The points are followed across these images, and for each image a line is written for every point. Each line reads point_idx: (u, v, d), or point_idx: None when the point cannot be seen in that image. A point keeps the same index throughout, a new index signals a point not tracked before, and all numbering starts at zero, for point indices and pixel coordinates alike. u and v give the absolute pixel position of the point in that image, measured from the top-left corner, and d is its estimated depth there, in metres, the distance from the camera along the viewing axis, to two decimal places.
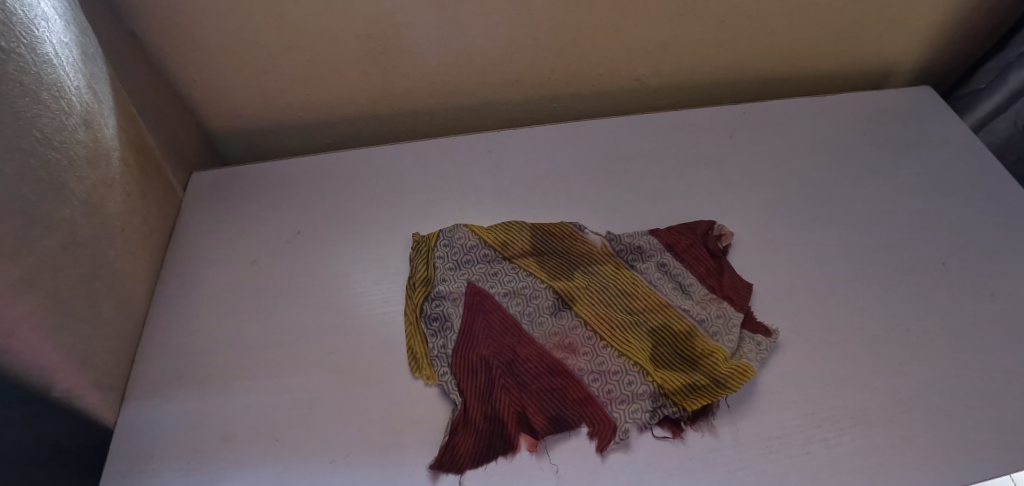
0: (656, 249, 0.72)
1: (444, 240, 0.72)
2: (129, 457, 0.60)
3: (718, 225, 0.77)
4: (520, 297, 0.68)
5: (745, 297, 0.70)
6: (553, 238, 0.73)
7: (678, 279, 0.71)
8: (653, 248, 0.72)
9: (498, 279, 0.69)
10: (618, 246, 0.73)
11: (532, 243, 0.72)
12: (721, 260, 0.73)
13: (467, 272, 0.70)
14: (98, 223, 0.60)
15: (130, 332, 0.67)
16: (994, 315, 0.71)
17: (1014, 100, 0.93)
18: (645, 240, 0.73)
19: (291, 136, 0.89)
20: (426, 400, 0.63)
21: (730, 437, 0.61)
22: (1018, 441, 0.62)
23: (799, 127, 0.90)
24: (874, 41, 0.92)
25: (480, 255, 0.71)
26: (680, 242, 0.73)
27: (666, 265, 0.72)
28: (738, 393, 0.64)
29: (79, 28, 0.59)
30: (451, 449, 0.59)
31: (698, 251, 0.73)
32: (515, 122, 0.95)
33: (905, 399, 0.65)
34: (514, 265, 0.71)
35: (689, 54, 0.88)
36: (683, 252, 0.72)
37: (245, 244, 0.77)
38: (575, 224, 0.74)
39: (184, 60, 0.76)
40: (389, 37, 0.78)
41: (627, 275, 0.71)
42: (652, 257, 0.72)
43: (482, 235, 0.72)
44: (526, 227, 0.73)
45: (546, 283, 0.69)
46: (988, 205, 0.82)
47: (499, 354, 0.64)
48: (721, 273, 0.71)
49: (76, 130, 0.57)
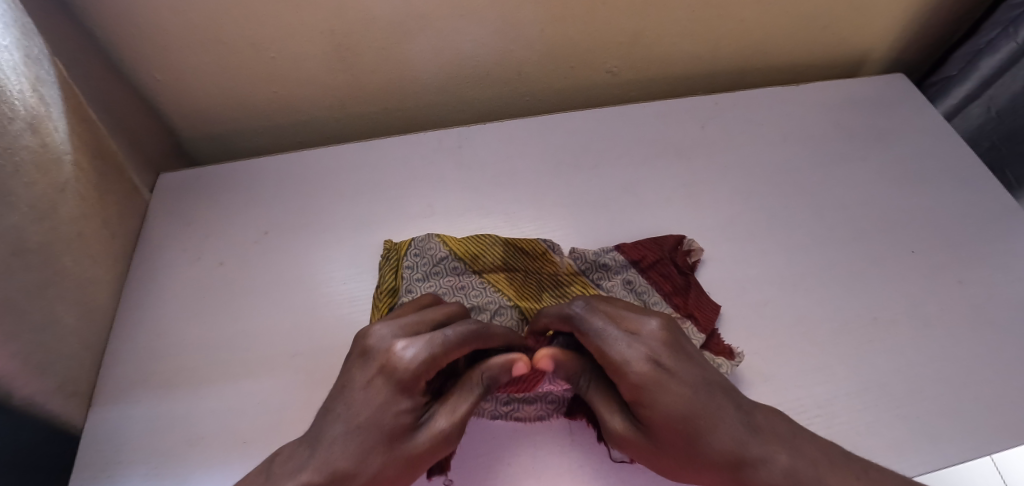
0: (622, 265, 0.70)
1: (415, 249, 0.69)
2: (95, 462, 0.60)
3: (688, 240, 0.74)
4: (485, 314, 0.64)
5: (710, 317, 0.67)
6: (525, 256, 0.70)
7: (643, 297, 0.68)
8: (618, 264, 0.70)
9: (464, 293, 0.66)
10: (583, 264, 0.70)
11: (503, 258, 0.69)
12: (689, 278, 0.71)
13: (435, 284, 0.67)
14: (51, 228, 0.59)
15: (95, 337, 0.67)
16: (961, 302, 0.72)
17: (987, 86, 0.94)
18: (610, 257, 0.70)
19: (260, 135, 0.88)
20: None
21: None
22: (980, 426, 0.63)
23: (772, 117, 0.90)
24: (846, 28, 0.92)
25: (450, 267, 0.68)
26: (646, 258, 0.70)
27: (633, 283, 0.69)
28: None
29: (21, 30, 0.58)
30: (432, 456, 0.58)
31: (663, 267, 0.70)
32: (489, 116, 0.94)
33: (870, 387, 0.65)
34: (483, 279, 0.67)
35: (660, 44, 0.88)
36: (648, 268, 0.70)
37: (213, 244, 0.76)
38: (548, 243, 0.71)
39: (143, 60, 0.75)
40: (353, 32, 0.76)
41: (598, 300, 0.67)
42: (617, 274, 0.70)
43: (452, 246, 0.69)
44: (498, 240, 0.70)
45: (512, 301, 0.65)
46: (958, 192, 0.82)
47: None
48: (686, 291, 0.69)
49: (22, 135, 0.56)
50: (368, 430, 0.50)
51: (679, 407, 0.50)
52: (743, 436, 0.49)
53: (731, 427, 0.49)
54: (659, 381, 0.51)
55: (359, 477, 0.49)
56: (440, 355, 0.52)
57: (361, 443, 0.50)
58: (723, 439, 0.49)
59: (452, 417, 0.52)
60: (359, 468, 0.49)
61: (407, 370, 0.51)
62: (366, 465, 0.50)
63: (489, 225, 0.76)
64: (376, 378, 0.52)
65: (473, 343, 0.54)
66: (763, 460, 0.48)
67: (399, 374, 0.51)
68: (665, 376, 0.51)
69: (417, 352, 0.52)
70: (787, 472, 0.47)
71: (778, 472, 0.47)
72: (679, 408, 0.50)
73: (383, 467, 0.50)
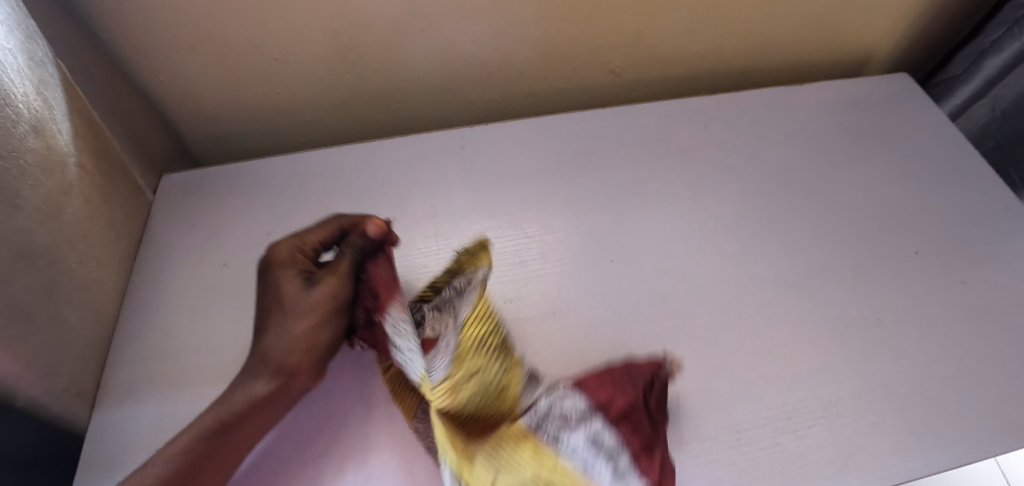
0: (584, 417, 0.52)
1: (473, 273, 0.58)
2: (98, 463, 0.60)
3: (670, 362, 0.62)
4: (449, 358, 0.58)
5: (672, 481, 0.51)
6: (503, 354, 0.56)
7: (610, 456, 0.49)
8: (582, 415, 0.52)
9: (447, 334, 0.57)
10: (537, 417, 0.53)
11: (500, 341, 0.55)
12: (659, 425, 0.55)
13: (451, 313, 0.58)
14: (56, 230, 0.60)
15: (99, 338, 0.67)
16: (966, 303, 0.72)
17: (992, 86, 0.93)
18: (571, 405, 0.53)
19: (263, 136, 0.88)
20: (349, 395, 0.63)
21: (696, 451, 0.59)
22: (986, 428, 0.62)
23: (775, 117, 0.89)
24: (850, 27, 0.92)
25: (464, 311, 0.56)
26: (614, 402, 0.53)
27: (600, 440, 0.50)
28: (708, 407, 0.62)
29: (25, 33, 0.58)
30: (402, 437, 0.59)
31: (633, 416, 0.53)
32: (491, 116, 0.94)
33: (875, 389, 0.65)
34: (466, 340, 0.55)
35: (663, 44, 0.88)
36: (619, 414, 0.52)
37: (216, 244, 0.76)
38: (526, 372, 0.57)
39: (148, 61, 0.75)
40: (356, 32, 0.76)
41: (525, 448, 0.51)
42: (579, 427, 0.51)
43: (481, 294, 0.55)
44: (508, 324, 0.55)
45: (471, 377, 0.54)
46: (963, 192, 0.82)
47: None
48: (652, 451, 0.51)
49: (26, 137, 0.56)
50: (275, 306, 0.60)
51: None
52: None
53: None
54: None
55: (282, 341, 0.58)
56: (306, 237, 0.63)
57: (276, 317, 0.59)
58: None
59: (336, 274, 0.59)
60: (280, 335, 0.58)
61: (283, 253, 0.62)
62: (284, 329, 0.58)
63: (492, 227, 0.76)
64: (267, 273, 0.62)
65: (327, 223, 0.63)
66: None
67: (275, 259, 0.62)
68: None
69: (290, 240, 0.63)
70: None
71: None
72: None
73: (290, 331, 0.58)
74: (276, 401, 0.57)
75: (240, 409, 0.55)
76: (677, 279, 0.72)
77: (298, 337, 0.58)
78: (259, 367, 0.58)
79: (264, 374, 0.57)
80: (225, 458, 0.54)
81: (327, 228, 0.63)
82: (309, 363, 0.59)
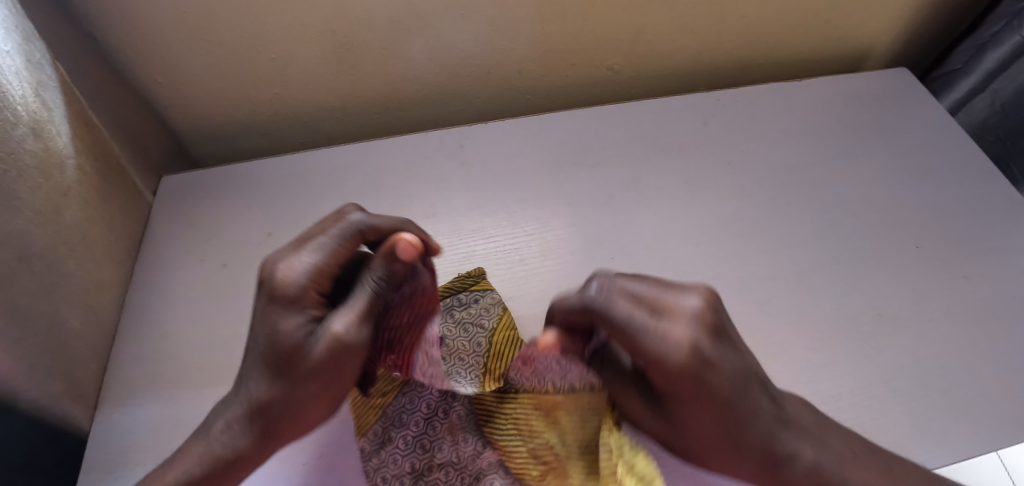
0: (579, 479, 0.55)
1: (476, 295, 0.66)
2: (101, 464, 0.60)
3: None
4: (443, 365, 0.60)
5: None
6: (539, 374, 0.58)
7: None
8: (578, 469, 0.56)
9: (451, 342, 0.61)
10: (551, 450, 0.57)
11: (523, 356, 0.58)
12: None
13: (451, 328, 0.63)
14: (55, 232, 0.60)
15: (100, 340, 0.67)
16: (967, 297, 0.71)
17: (991, 80, 0.93)
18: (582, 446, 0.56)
19: (262, 137, 0.88)
20: None
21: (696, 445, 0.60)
22: (987, 422, 0.62)
23: (774, 112, 0.89)
24: (848, 22, 0.91)
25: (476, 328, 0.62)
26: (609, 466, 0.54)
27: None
28: None
29: (22, 36, 0.58)
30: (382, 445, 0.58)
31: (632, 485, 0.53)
32: (490, 115, 0.94)
33: (876, 384, 0.65)
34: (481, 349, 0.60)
35: (661, 41, 0.88)
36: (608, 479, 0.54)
37: (217, 246, 0.76)
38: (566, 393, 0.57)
39: (145, 63, 0.75)
40: (353, 32, 0.76)
41: (553, 466, 0.56)
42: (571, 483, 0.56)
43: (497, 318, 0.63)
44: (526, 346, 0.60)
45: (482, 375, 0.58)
46: (963, 186, 0.82)
47: (408, 406, 0.61)
48: None
49: (25, 139, 0.56)
50: (269, 354, 0.49)
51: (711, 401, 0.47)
52: (777, 434, 0.47)
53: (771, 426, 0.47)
54: (705, 387, 0.43)
55: (273, 405, 0.50)
56: (320, 260, 0.50)
57: (266, 372, 0.49)
58: (724, 448, 0.47)
59: (349, 329, 0.48)
60: (276, 398, 0.49)
61: (288, 287, 0.49)
62: (279, 391, 0.49)
63: (492, 225, 0.76)
64: (265, 303, 0.49)
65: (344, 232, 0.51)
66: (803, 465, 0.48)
67: (280, 289, 0.49)
68: (705, 382, 0.43)
69: (298, 265, 0.49)
70: (812, 470, 0.48)
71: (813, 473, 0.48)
72: (712, 408, 0.44)
73: (296, 390, 0.49)
74: (256, 458, 0.52)
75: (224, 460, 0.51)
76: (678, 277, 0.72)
77: (292, 401, 0.50)
78: (243, 422, 0.51)
79: (248, 435, 0.51)
80: None
81: (349, 245, 0.51)
82: (298, 423, 0.52)
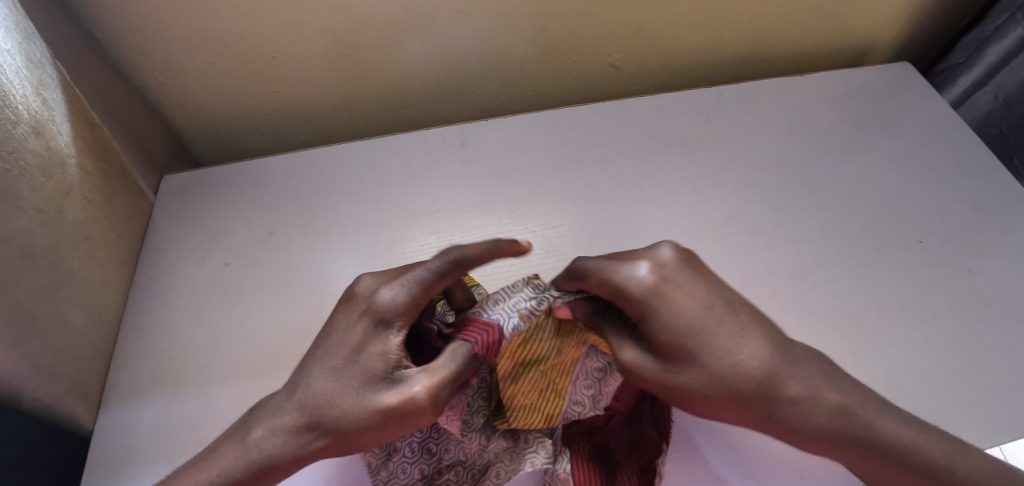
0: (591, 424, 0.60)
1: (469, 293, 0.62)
2: (107, 462, 0.60)
3: None
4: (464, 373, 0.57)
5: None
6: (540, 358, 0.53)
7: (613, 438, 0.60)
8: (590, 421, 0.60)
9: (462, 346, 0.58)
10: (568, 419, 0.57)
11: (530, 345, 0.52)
12: None
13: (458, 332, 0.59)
14: (58, 231, 0.60)
15: (103, 340, 0.67)
16: (972, 291, 0.71)
17: (994, 73, 0.93)
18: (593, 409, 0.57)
19: (263, 135, 0.88)
20: None
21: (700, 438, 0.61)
22: (992, 416, 0.62)
23: (777, 108, 0.89)
24: (850, 17, 0.91)
25: None
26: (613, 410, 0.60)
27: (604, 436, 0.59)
28: None
29: (23, 34, 0.58)
30: (388, 455, 0.57)
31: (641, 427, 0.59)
32: (491, 112, 0.93)
33: (881, 379, 0.65)
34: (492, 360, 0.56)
35: (663, 36, 0.87)
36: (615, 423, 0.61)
37: (218, 244, 0.76)
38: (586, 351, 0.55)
39: (146, 62, 0.75)
40: (353, 28, 0.76)
41: (561, 380, 0.55)
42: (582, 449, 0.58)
43: None
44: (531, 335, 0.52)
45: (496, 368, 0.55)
46: (966, 180, 0.81)
47: None
48: None
49: (26, 139, 0.56)
50: (345, 369, 0.49)
51: (685, 323, 0.47)
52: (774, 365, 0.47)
53: (746, 351, 0.47)
54: (663, 304, 0.47)
55: (330, 424, 0.48)
56: (417, 294, 0.50)
57: (332, 390, 0.49)
58: (703, 375, 0.47)
59: (431, 378, 0.47)
60: (328, 416, 0.48)
61: (382, 309, 0.50)
62: (344, 408, 0.48)
63: (493, 223, 0.76)
64: (358, 317, 0.50)
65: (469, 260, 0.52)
66: (813, 402, 0.47)
67: (377, 313, 0.50)
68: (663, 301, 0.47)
69: (401, 296, 0.50)
70: (832, 410, 0.47)
71: (826, 411, 0.47)
72: (682, 325, 0.47)
73: (349, 419, 0.48)
74: (292, 467, 0.50)
75: (255, 464, 0.50)
76: None
77: (342, 429, 0.48)
78: (292, 430, 0.49)
79: (292, 444, 0.49)
80: None
81: (441, 282, 0.51)
82: (347, 445, 0.50)
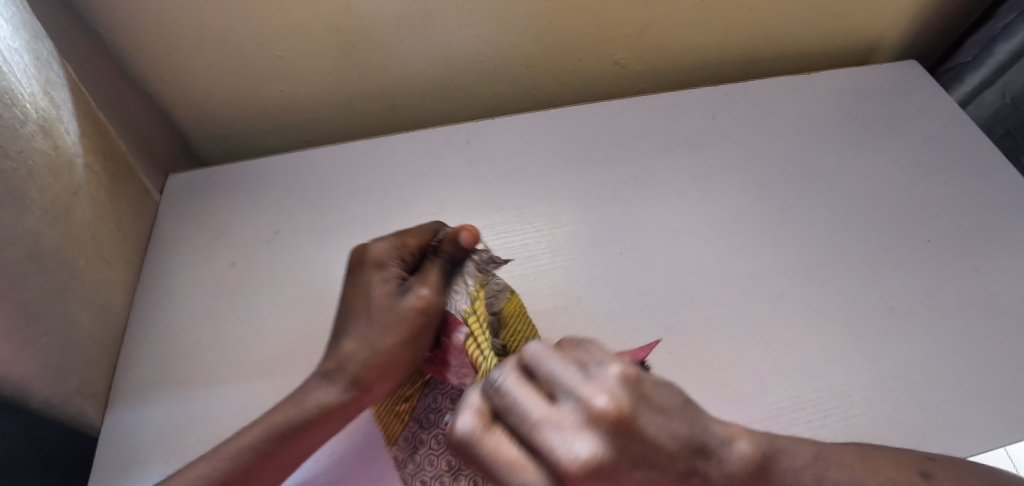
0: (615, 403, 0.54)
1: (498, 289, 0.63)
2: (114, 462, 0.60)
3: None
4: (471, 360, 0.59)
5: None
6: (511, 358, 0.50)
7: None
8: None
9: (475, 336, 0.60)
10: None
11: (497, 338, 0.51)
12: None
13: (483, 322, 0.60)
14: (65, 231, 0.60)
15: (110, 340, 0.67)
16: (981, 290, 0.71)
17: (1002, 73, 0.93)
18: None
19: (268, 135, 0.88)
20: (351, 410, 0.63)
21: None
22: (1001, 416, 0.62)
23: (783, 106, 0.89)
24: (857, 15, 0.91)
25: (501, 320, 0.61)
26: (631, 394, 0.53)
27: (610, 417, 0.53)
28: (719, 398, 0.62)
29: (30, 33, 0.58)
30: (413, 448, 0.58)
31: None
32: (495, 111, 0.93)
33: (889, 379, 0.64)
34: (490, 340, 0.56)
35: (669, 35, 0.87)
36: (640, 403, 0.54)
37: (223, 244, 0.76)
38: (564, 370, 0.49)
39: (152, 62, 0.75)
40: (358, 27, 0.76)
41: None
42: None
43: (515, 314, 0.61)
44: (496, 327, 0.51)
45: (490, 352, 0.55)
46: (974, 179, 0.81)
47: (434, 406, 0.61)
48: None
49: (34, 138, 0.56)
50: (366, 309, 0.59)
51: None
52: None
53: None
54: None
55: (366, 347, 0.58)
56: (405, 240, 0.62)
57: (359, 326, 0.59)
58: None
59: (429, 282, 0.60)
60: (366, 347, 0.58)
61: (379, 252, 0.62)
62: (376, 335, 0.58)
63: (500, 222, 0.76)
64: (360, 269, 0.62)
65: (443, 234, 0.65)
66: None
67: (375, 257, 0.62)
68: None
69: (393, 244, 0.62)
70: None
71: None
72: None
73: (383, 339, 0.58)
74: (344, 410, 0.57)
75: (308, 412, 0.55)
76: (688, 272, 0.72)
77: (380, 352, 0.58)
78: (337, 374, 0.57)
79: (339, 385, 0.57)
80: (279, 464, 0.54)
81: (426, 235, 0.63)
82: (383, 374, 0.58)
